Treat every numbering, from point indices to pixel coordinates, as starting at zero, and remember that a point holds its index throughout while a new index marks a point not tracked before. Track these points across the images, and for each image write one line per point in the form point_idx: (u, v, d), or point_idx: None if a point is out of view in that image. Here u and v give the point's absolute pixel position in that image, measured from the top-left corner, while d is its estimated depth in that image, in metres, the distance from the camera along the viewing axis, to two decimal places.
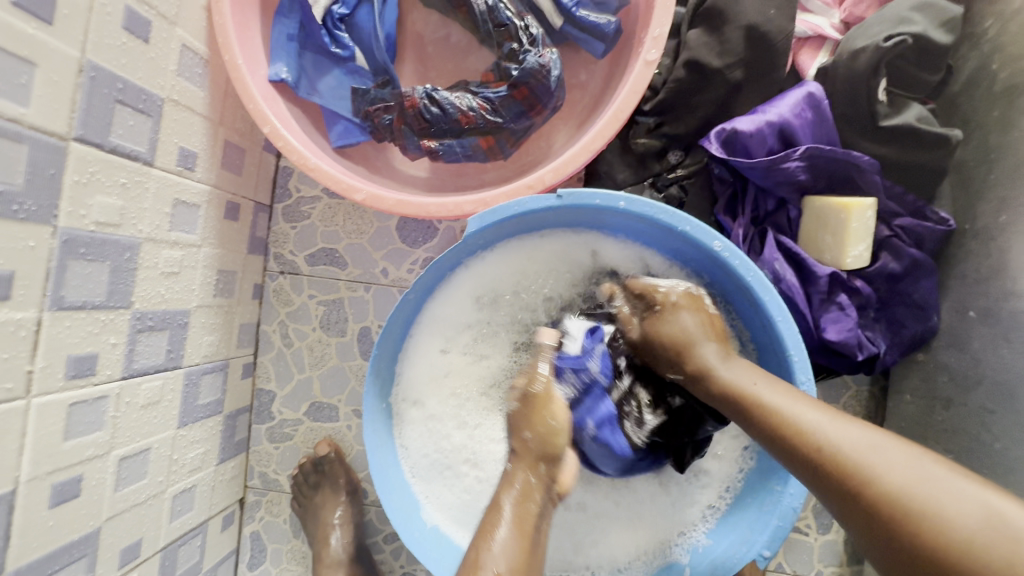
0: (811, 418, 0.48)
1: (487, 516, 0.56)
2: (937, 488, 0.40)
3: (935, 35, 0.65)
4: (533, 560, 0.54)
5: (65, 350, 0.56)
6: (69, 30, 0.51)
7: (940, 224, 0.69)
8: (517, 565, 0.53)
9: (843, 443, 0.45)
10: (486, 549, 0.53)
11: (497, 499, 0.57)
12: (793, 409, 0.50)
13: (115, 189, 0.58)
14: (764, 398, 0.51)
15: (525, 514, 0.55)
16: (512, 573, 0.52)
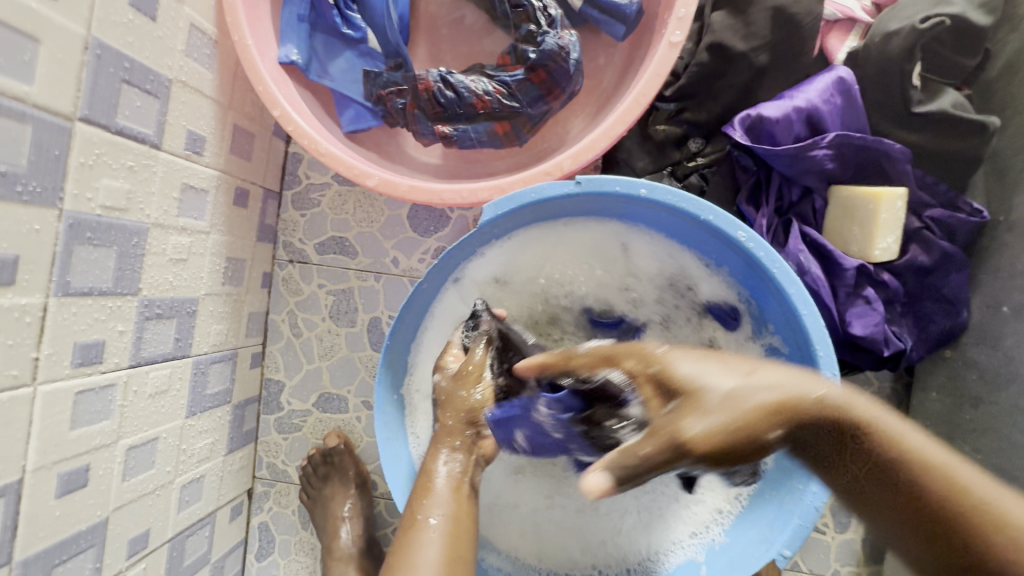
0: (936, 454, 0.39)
1: (420, 481, 0.59)
2: None
3: (974, 17, 0.62)
4: (469, 510, 0.57)
5: (71, 337, 0.54)
6: (72, 5, 0.49)
7: (974, 216, 0.66)
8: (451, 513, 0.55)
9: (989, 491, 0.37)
10: (426, 504, 0.56)
11: (433, 468, 0.60)
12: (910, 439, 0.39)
13: (122, 172, 0.57)
14: (887, 431, 0.39)
15: (458, 483, 0.58)
16: (446, 519, 0.54)
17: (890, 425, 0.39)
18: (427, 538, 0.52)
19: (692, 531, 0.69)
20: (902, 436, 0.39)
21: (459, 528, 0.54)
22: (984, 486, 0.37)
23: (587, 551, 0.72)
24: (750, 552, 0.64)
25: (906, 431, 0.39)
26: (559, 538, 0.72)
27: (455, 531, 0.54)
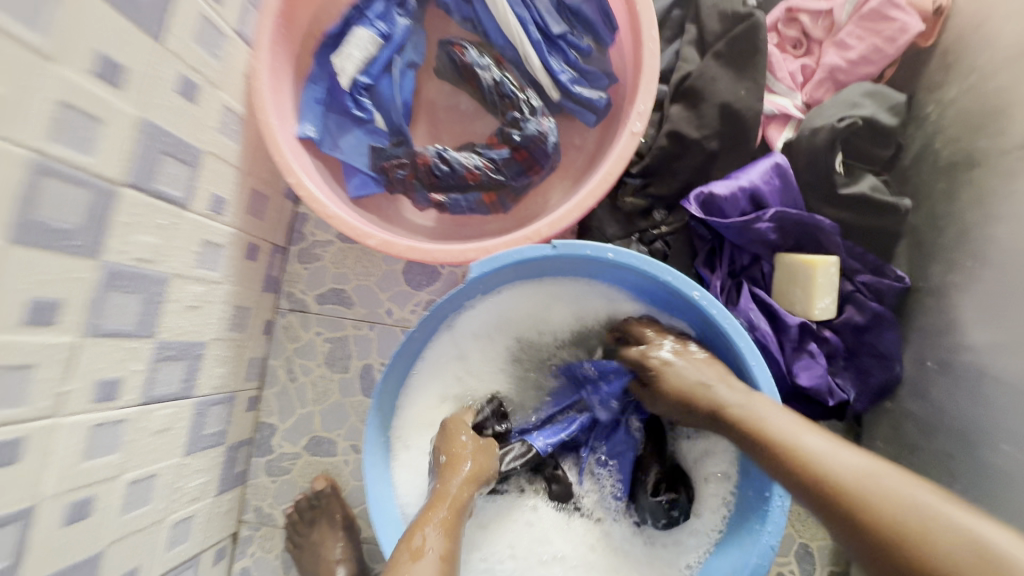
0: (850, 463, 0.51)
1: (421, 512, 0.64)
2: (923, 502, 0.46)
3: (882, 118, 0.75)
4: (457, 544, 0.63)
5: (95, 373, 0.60)
6: (133, 93, 0.59)
7: (898, 281, 0.76)
8: (441, 547, 0.60)
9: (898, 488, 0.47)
10: (425, 537, 0.61)
11: (443, 491, 0.66)
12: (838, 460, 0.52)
13: (154, 229, 0.65)
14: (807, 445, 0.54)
15: (455, 512, 0.64)
16: (440, 554, 0.60)
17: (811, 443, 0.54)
18: (428, 560, 0.58)
19: None
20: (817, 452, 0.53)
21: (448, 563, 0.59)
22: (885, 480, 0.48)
23: None
24: None
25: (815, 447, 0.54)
26: None
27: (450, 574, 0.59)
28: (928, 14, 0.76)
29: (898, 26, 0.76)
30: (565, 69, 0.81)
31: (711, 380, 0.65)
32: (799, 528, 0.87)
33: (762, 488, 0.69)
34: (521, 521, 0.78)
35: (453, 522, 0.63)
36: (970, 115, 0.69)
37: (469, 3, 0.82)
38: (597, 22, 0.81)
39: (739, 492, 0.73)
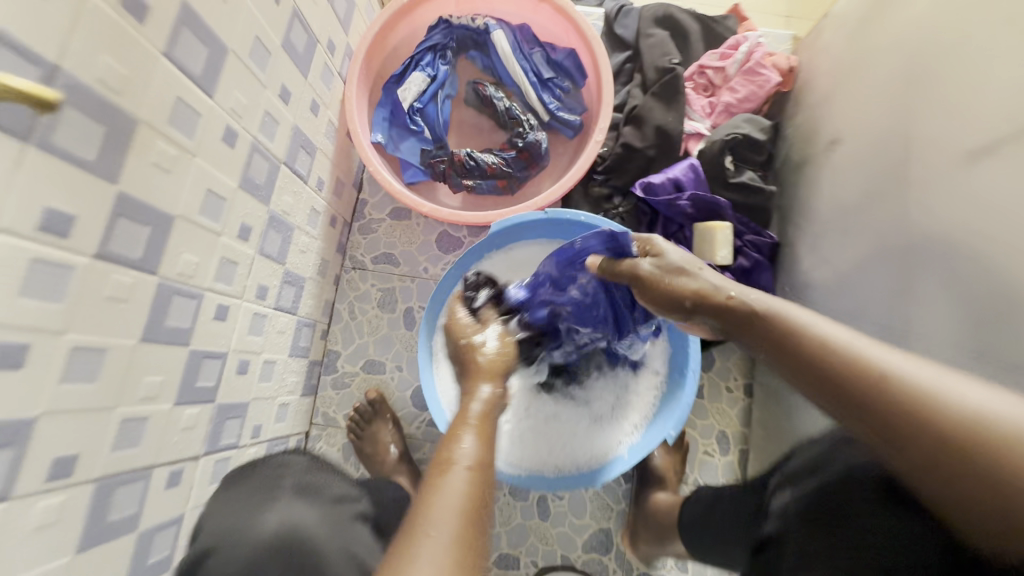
0: (898, 360, 0.54)
1: (454, 423, 0.64)
2: (980, 402, 0.48)
3: (755, 135, 1.17)
4: (492, 450, 0.62)
5: (260, 279, 0.96)
6: (293, 107, 0.96)
7: (771, 239, 1.16)
8: (484, 442, 0.61)
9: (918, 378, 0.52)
10: (459, 445, 0.60)
11: (464, 410, 0.66)
12: (894, 361, 0.54)
13: (292, 193, 1.01)
14: (830, 339, 0.58)
15: (484, 421, 0.64)
16: (478, 464, 0.58)
17: (840, 337, 0.58)
18: (455, 475, 0.56)
19: (619, 441, 1.09)
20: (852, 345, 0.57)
21: (489, 469, 0.59)
22: (923, 372, 0.52)
23: (552, 452, 1.10)
24: (653, 438, 1.05)
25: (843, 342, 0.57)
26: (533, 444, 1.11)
27: (480, 481, 0.57)
28: (784, 71, 1.20)
29: (766, 78, 1.19)
30: (553, 100, 1.22)
31: (693, 266, 0.72)
32: (716, 418, 1.23)
33: (684, 369, 1.08)
34: (522, 397, 1.14)
35: (486, 432, 0.62)
36: (805, 132, 1.10)
37: (488, 57, 1.24)
38: (573, 71, 1.23)
39: (668, 375, 1.11)
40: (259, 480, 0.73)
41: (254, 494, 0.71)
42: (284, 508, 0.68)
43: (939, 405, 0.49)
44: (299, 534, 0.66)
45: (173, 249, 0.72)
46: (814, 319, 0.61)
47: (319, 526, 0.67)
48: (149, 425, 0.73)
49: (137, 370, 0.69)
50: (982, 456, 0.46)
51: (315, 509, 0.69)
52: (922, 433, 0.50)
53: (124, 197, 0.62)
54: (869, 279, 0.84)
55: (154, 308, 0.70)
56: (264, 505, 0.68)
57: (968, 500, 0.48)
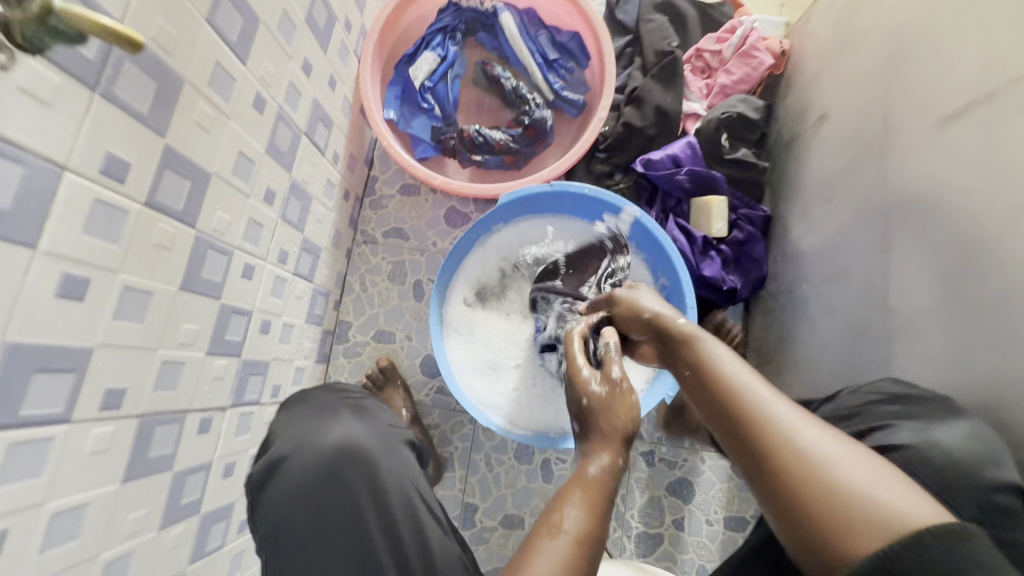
0: (780, 404, 0.56)
1: (562, 488, 0.65)
2: (834, 453, 0.50)
3: (749, 114, 1.23)
4: (602, 526, 0.62)
5: (281, 244, 1.01)
6: (313, 80, 1.01)
7: (763, 213, 1.22)
8: (582, 511, 0.62)
9: (814, 442, 0.52)
10: (565, 512, 0.61)
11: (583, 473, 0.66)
12: (779, 403, 0.56)
13: (311, 164, 1.06)
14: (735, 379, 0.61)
15: (599, 486, 0.64)
16: (575, 534, 0.60)
17: (738, 373, 0.61)
18: (559, 544, 0.59)
19: None
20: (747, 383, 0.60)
21: (586, 541, 0.60)
22: (800, 425, 0.53)
23: (558, 414, 1.16)
24: (654, 398, 1.11)
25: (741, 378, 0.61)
26: (539, 407, 1.17)
27: (586, 538, 0.60)
28: (777, 54, 1.26)
29: (759, 61, 1.25)
30: (558, 81, 1.27)
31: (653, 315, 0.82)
32: None
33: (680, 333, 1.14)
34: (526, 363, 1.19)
35: (596, 499, 0.63)
36: (796, 111, 1.17)
37: (496, 38, 1.29)
38: (577, 52, 1.28)
39: None
40: (322, 401, 0.82)
41: (316, 413, 0.79)
42: (344, 424, 0.77)
43: (799, 449, 0.51)
44: (356, 446, 0.74)
45: (209, 204, 0.77)
46: (724, 358, 0.65)
47: (373, 440, 0.75)
48: (185, 369, 0.78)
49: (177, 317, 0.74)
50: (808, 492, 0.49)
51: (366, 427, 0.78)
52: (771, 467, 0.52)
53: (171, 151, 0.67)
54: (850, 242, 0.90)
55: (192, 259, 0.75)
56: (325, 423, 0.77)
57: (790, 529, 0.50)
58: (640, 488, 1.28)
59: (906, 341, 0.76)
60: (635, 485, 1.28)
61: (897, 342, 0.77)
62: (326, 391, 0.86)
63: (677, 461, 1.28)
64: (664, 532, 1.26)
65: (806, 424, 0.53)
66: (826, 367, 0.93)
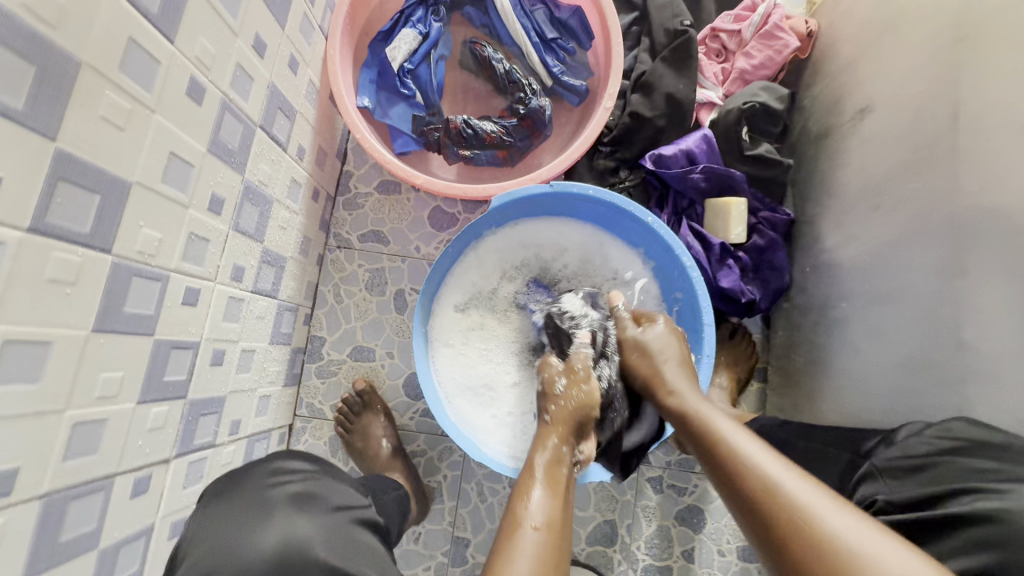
0: (800, 491, 0.55)
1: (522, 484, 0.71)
2: (854, 535, 0.50)
3: (773, 104, 1.09)
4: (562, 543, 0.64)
5: (235, 259, 0.85)
6: (268, 62, 0.84)
7: (786, 216, 1.09)
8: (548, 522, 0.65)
9: (839, 529, 0.51)
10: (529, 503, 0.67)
11: (530, 464, 0.74)
12: (792, 486, 0.56)
13: (270, 161, 0.90)
14: (750, 454, 0.61)
15: (551, 470, 0.73)
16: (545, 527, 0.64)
17: (751, 451, 0.61)
18: (526, 535, 0.63)
19: None
20: (760, 460, 0.60)
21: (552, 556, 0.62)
22: (823, 513, 0.52)
23: None
24: (665, 426, 0.98)
25: (758, 457, 0.60)
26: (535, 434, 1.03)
27: (553, 542, 0.63)
28: (803, 35, 1.12)
29: (784, 42, 1.10)
30: (557, 64, 1.12)
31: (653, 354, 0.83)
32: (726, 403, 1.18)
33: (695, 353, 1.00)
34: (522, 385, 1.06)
35: (552, 485, 0.70)
36: (828, 101, 1.03)
37: (486, 14, 1.12)
38: (579, 31, 1.12)
39: None
40: (249, 496, 0.68)
41: (244, 517, 0.65)
42: (282, 523, 0.65)
43: (818, 535, 0.51)
44: (301, 548, 0.63)
45: (130, 221, 0.61)
46: (736, 434, 0.64)
47: (319, 540, 0.65)
48: (108, 427, 0.63)
49: (92, 365, 0.59)
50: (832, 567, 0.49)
51: (311, 521, 0.66)
52: (797, 557, 0.52)
53: (65, 157, 0.51)
54: (910, 258, 0.78)
55: (110, 292, 0.60)
56: (260, 521, 0.65)
57: None
58: (648, 517, 1.17)
59: (984, 385, 0.67)
60: (642, 514, 1.17)
61: (971, 382, 0.68)
62: (255, 480, 0.70)
63: (688, 487, 1.17)
64: (673, 565, 1.15)
65: (829, 511, 0.52)
66: (874, 401, 0.83)
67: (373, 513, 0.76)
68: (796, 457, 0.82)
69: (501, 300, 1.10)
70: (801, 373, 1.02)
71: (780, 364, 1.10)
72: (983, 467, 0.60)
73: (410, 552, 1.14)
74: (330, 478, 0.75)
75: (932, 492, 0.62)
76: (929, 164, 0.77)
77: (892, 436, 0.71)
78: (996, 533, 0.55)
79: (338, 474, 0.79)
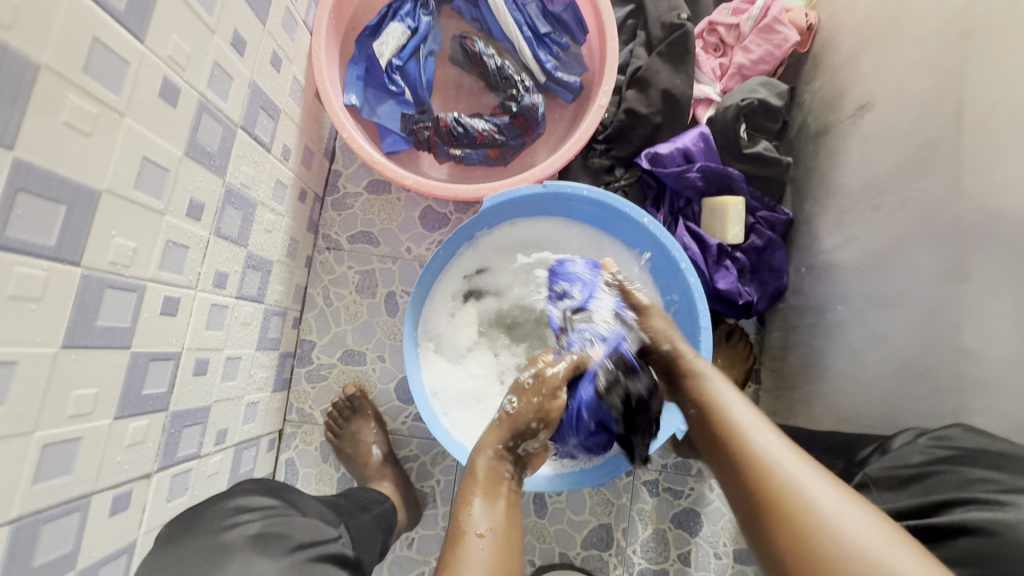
0: (781, 449, 0.59)
1: (460, 503, 0.67)
2: (819, 487, 0.54)
3: (772, 100, 1.06)
4: (513, 538, 0.63)
5: (217, 265, 0.82)
6: (248, 59, 0.80)
7: (785, 215, 1.07)
8: (495, 523, 0.64)
9: (821, 490, 0.54)
10: (470, 516, 0.64)
11: (472, 468, 0.71)
12: (781, 452, 0.59)
13: (253, 163, 0.86)
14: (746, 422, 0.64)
15: (490, 481, 0.69)
16: (491, 533, 0.63)
17: (748, 417, 0.65)
18: (471, 546, 0.61)
19: None
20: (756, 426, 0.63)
21: (500, 545, 0.62)
22: (800, 467, 0.57)
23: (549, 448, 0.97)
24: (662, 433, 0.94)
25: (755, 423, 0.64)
26: None
27: (501, 543, 0.62)
28: (803, 29, 1.08)
29: (783, 36, 1.07)
30: (550, 59, 1.09)
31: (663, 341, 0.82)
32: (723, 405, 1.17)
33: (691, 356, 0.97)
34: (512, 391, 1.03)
35: (498, 499, 0.67)
36: (828, 98, 1.00)
37: (477, 7, 1.09)
38: (573, 25, 1.09)
39: None
40: (200, 544, 0.65)
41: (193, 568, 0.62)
42: (240, 564, 0.62)
43: (790, 486, 0.55)
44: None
45: (100, 231, 0.58)
46: (739, 408, 0.67)
47: None
48: (83, 446, 0.61)
49: (62, 383, 0.57)
50: (794, 506, 0.53)
51: (272, 562, 0.64)
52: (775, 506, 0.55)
53: (25, 167, 0.48)
54: (912, 261, 0.76)
55: (80, 305, 0.57)
56: (226, 559, 0.62)
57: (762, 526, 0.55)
58: (644, 520, 1.15)
59: (983, 393, 0.65)
60: (638, 518, 1.15)
61: (972, 392, 0.67)
62: (211, 522, 0.68)
63: (684, 490, 1.16)
64: (670, 569, 1.14)
65: (801, 465, 0.57)
66: (873, 408, 0.81)
67: (338, 548, 0.74)
68: None
69: (491, 303, 1.06)
70: (800, 376, 1.00)
71: (778, 366, 1.08)
72: (974, 477, 0.60)
73: (403, 558, 1.12)
74: (293, 515, 0.74)
75: (928, 501, 0.62)
76: (933, 164, 0.75)
77: (888, 444, 0.72)
78: (990, 547, 0.54)
79: (303, 506, 0.78)
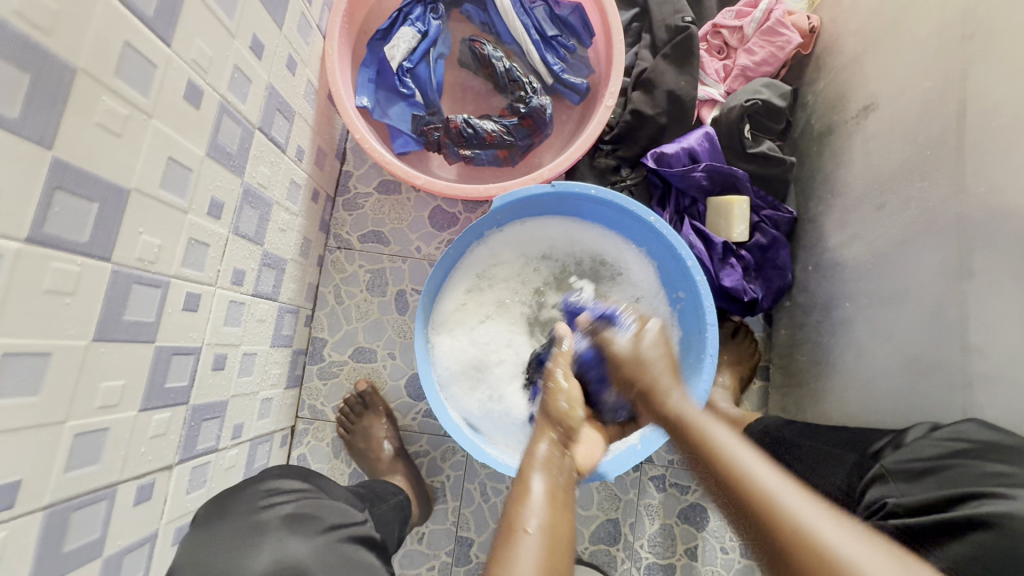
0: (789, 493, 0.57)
1: (519, 490, 0.67)
2: (839, 537, 0.52)
3: (775, 101, 1.08)
4: (564, 524, 0.63)
5: (235, 262, 0.84)
6: (265, 62, 0.83)
7: (788, 214, 1.09)
8: (545, 513, 0.63)
9: (835, 535, 0.52)
10: (523, 513, 0.63)
11: (523, 472, 0.70)
12: (793, 497, 0.57)
13: (269, 164, 0.89)
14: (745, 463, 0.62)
15: (547, 476, 0.69)
16: (543, 529, 0.61)
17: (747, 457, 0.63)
18: (524, 542, 0.60)
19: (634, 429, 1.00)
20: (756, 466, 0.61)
21: (552, 542, 0.60)
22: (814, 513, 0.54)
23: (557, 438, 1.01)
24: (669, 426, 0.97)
25: (756, 464, 0.61)
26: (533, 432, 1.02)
27: (552, 536, 0.61)
28: (805, 32, 1.11)
29: (787, 39, 1.09)
30: (557, 62, 1.11)
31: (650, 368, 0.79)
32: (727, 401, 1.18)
33: (696, 352, 1.00)
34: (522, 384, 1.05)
35: (555, 498, 0.66)
36: (831, 98, 1.02)
37: (485, 11, 1.11)
38: (580, 28, 1.11)
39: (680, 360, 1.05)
40: (237, 521, 0.67)
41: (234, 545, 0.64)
42: (275, 543, 0.65)
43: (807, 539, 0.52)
44: (294, 570, 0.63)
45: (128, 228, 0.60)
46: (736, 445, 0.64)
47: (311, 562, 0.64)
48: (110, 436, 0.63)
49: (93, 374, 0.59)
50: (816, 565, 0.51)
51: (304, 541, 0.66)
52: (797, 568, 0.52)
53: (62, 166, 0.51)
54: (916, 258, 0.78)
55: (109, 300, 0.59)
56: (250, 547, 0.64)
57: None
58: (651, 515, 1.17)
59: (988, 387, 0.67)
60: (645, 513, 1.17)
61: (978, 386, 0.68)
62: (247, 502, 0.70)
63: (691, 486, 1.17)
64: (676, 563, 1.15)
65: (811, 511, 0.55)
66: (877, 401, 0.83)
67: (367, 528, 0.76)
68: (791, 450, 0.82)
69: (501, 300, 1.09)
70: (805, 373, 1.02)
71: (783, 362, 1.09)
72: (991, 471, 0.61)
73: (413, 552, 1.14)
74: (324, 498, 0.75)
75: (943, 496, 0.62)
76: (936, 163, 0.77)
77: (900, 437, 0.72)
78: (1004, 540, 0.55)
79: (331, 490, 0.80)
